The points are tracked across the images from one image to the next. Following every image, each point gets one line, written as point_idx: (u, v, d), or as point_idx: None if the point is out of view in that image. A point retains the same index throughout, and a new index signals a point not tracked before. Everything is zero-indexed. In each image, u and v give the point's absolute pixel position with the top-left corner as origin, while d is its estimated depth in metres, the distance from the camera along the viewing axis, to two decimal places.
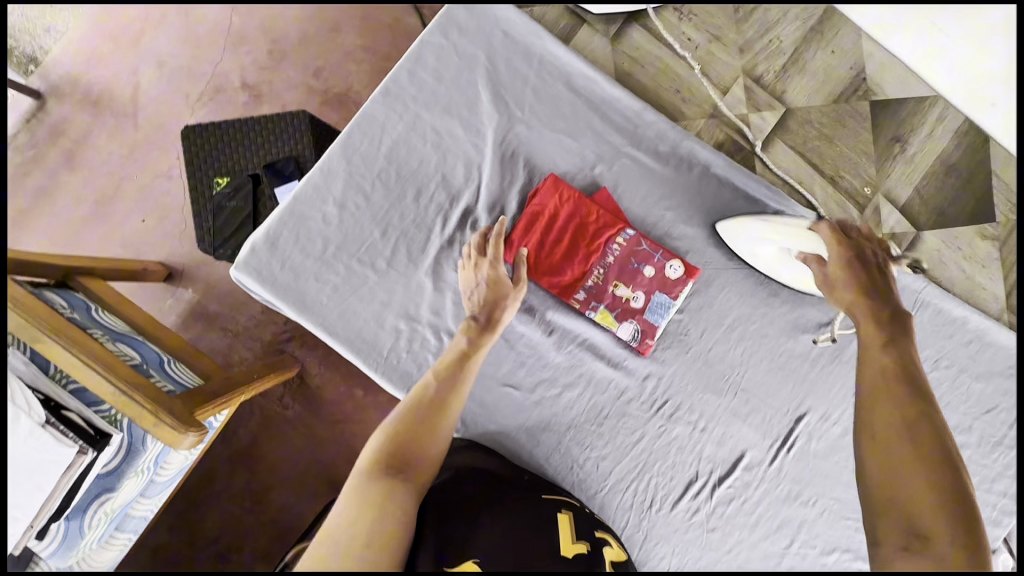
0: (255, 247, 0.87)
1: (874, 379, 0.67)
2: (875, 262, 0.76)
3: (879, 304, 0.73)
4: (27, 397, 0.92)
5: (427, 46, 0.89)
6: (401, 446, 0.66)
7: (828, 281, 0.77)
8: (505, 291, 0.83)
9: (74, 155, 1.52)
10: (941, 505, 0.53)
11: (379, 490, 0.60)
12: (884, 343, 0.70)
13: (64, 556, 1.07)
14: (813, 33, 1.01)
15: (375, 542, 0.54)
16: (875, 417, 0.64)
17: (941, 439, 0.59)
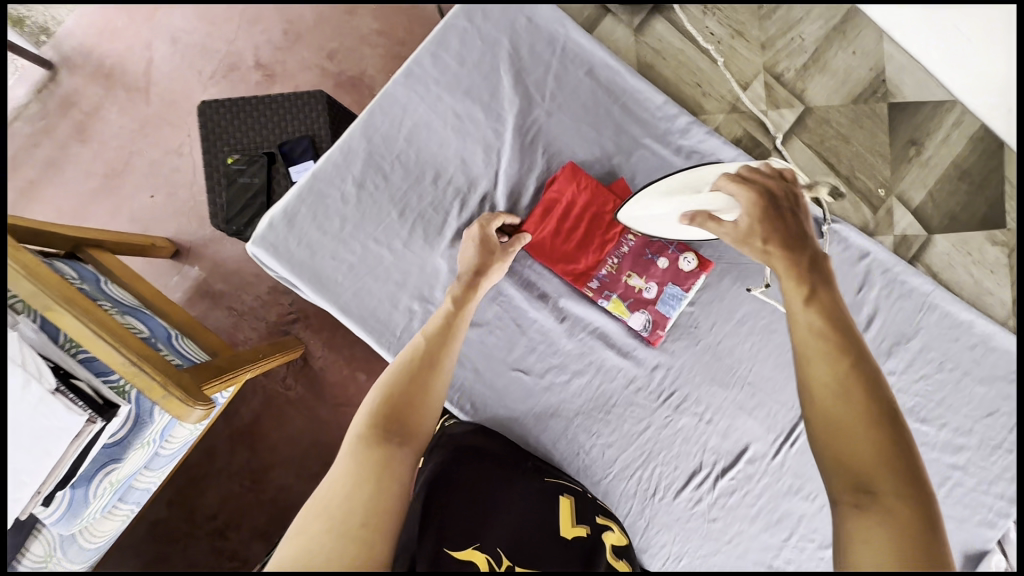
0: (272, 222, 0.86)
1: (805, 326, 0.60)
2: (787, 205, 0.66)
3: (799, 249, 0.64)
4: (37, 364, 0.94)
5: (451, 29, 0.89)
6: (398, 407, 0.64)
7: (743, 235, 0.67)
8: (494, 253, 0.83)
9: (85, 128, 1.52)
10: (896, 461, 0.51)
11: (382, 457, 0.58)
12: (806, 299, 0.62)
13: (69, 524, 1.04)
14: (835, 32, 1.02)
15: (374, 519, 0.52)
16: (813, 357, 0.58)
17: (878, 383, 0.55)
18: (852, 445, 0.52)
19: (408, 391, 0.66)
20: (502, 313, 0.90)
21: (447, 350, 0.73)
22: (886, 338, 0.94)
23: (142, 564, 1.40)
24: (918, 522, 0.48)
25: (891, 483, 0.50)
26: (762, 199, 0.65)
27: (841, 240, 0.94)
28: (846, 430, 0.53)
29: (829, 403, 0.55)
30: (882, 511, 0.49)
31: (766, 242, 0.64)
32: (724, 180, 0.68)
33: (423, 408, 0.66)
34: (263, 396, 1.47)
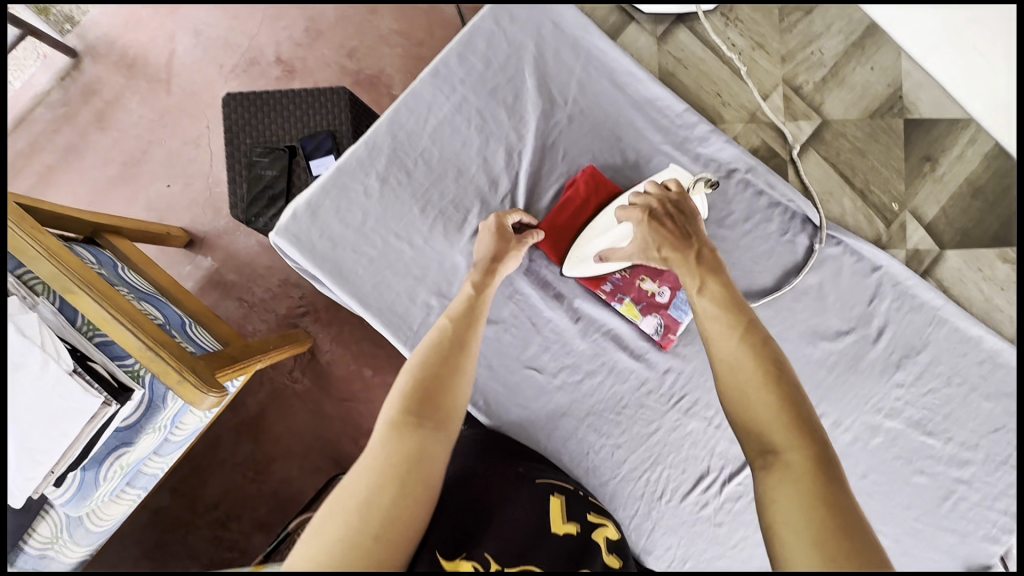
0: (297, 214, 0.88)
1: (708, 320, 0.69)
2: (671, 214, 0.80)
3: (685, 245, 0.77)
4: (56, 346, 0.95)
5: (478, 31, 0.91)
6: (423, 399, 0.67)
7: (645, 250, 0.80)
8: (511, 243, 0.85)
9: (105, 116, 1.54)
10: (794, 419, 0.56)
11: (408, 449, 0.61)
12: (700, 290, 0.72)
13: (77, 506, 1.05)
14: (854, 47, 1.04)
15: (396, 515, 0.56)
16: (719, 339, 0.67)
17: (766, 350, 0.64)
18: (752, 409, 0.58)
19: (431, 393, 0.68)
20: (518, 312, 0.91)
21: (468, 352, 0.75)
22: (895, 351, 0.95)
23: (143, 550, 1.41)
24: (816, 466, 0.52)
25: (783, 433, 0.55)
26: (648, 215, 0.80)
27: (854, 252, 0.95)
28: (744, 397, 0.60)
29: (732, 381, 0.62)
30: (779, 458, 0.54)
31: (659, 248, 0.77)
32: (618, 213, 0.83)
33: (446, 412, 0.67)
34: (270, 387, 1.48)
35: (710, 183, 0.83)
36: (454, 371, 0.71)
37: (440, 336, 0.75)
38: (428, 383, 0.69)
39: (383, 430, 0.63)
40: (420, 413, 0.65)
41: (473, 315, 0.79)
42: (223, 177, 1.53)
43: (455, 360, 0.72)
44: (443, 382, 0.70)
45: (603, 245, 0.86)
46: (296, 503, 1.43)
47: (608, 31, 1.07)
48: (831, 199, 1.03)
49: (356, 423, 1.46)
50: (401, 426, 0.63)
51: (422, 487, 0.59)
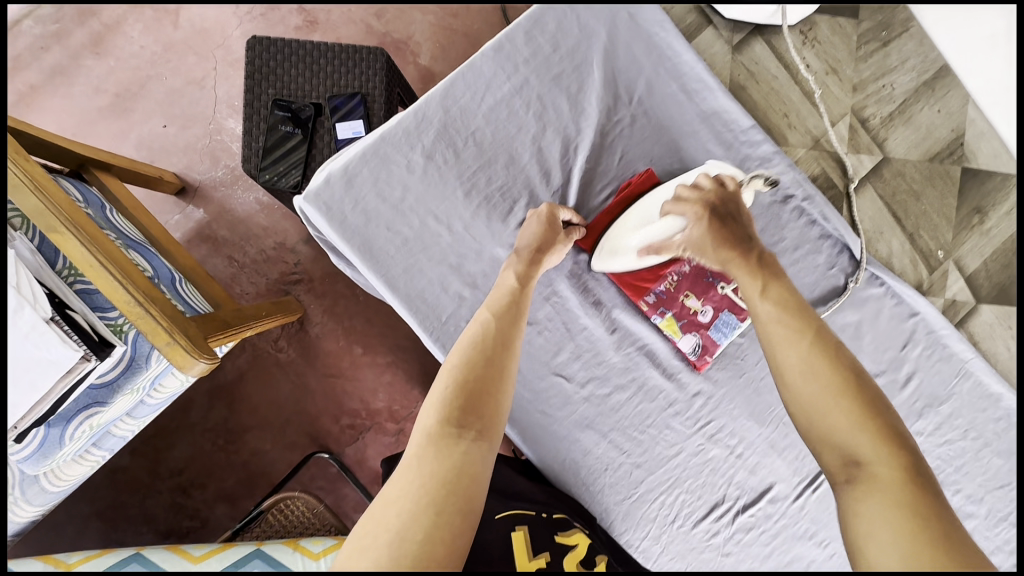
0: (330, 180, 0.81)
1: (769, 325, 0.67)
2: (729, 214, 0.72)
3: (744, 249, 0.72)
4: (32, 289, 0.84)
5: (550, 11, 0.84)
6: (463, 404, 0.64)
7: (699, 248, 0.73)
8: (555, 237, 0.79)
9: (101, 40, 1.40)
10: (878, 428, 0.58)
11: (448, 466, 0.59)
12: (763, 293, 0.69)
13: (37, 464, 0.95)
14: (924, 87, 1.07)
15: (435, 538, 0.54)
16: (782, 339, 0.65)
17: (838, 354, 0.64)
18: (832, 421, 0.59)
19: (470, 401, 0.64)
20: (554, 315, 0.87)
21: (511, 353, 0.70)
22: (919, 399, 0.94)
23: (95, 510, 1.32)
24: (906, 470, 0.55)
25: (869, 446, 0.57)
26: (706, 211, 0.71)
27: (895, 295, 0.93)
28: (820, 407, 0.60)
29: (803, 390, 0.62)
30: (867, 472, 0.56)
31: (717, 249, 0.72)
32: (666, 206, 0.73)
33: (486, 424, 0.64)
34: (251, 354, 1.38)
35: (774, 179, 0.73)
36: (495, 378, 0.67)
37: (480, 335, 0.70)
38: (468, 390, 0.65)
39: (419, 447, 0.61)
40: (458, 426, 0.62)
41: (516, 313, 0.73)
42: (226, 126, 1.41)
43: (497, 363, 0.68)
44: (484, 390, 0.66)
45: (645, 240, 0.75)
46: (266, 478, 1.35)
47: (685, 30, 1.10)
48: (880, 238, 1.07)
49: (339, 403, 1.38)
50: (436, 444, 0.61)
51: (461, 513, 0.57)
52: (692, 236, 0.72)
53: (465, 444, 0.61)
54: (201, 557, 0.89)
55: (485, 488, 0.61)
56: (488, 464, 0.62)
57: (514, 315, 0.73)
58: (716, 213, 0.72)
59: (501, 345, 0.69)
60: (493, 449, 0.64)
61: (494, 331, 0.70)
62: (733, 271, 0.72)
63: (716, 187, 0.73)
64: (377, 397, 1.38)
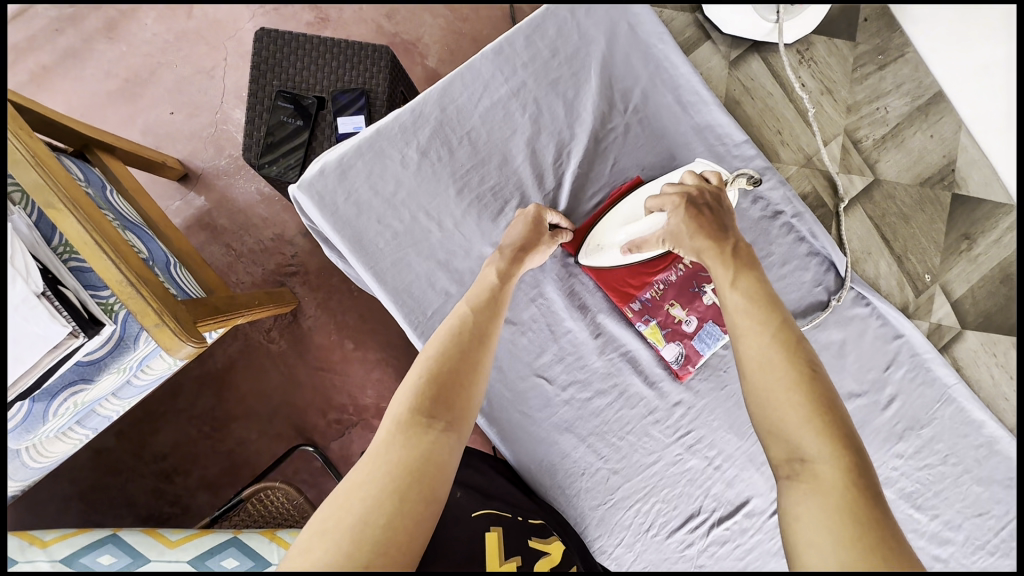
0: (324, 170, 0.82)
1: (737, 314, 0.67)
2: (706, 205, 0.73)
3: (719, 237, 0.71)
4: (27, 262, 0.86)
5: (550, 17, 0.85)
6: (435, 395, 0.65)
7: (676, 237, 0.73)
8: (541, 238, 0.80)
9: (115, 26, 1.43)
10: (828, 428, 0.58)
11: (416, 453, 0.59)
12: (733, 283, 0.69)
13: (19, 438, 0.96)
14: (918, 112, 1.08)
15: (392, 527, 0.54)
16: (746, 329, 0.65)
17: (799, 351, 0.63)
18: (781, 416, 0.60)
19: (442, 393, 0.65)
20: (539, 316, 0.87)
21: (486, 347, 0.70)
22: (900, 422, 0.94)
23: (77, 491, 1.32)
24: (852, 473, 0.55)
25: (815, 443, 0.57)
26: (685, 202, 0.72)
27: (880, 316, 0.94)
28: (772, 401, 0.61)
29: (756, 380, 0.62)
30: (810, 470, 0.56)
31: (694, 238, 0.71)
32: (649, 202, 0.75)
33: (456, 414, 0.65)
34: (242, 343, 1.39)
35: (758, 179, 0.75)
36: (469, 371, 0.68)
37: (457, 329, 0.71)
38: (442, 382, 0.66)
39: (386, 436, 0.61)
40: (429, 416, 0.63)
41: (494, 308, 0.74)
42: (232, 116, 1.43)
43: (472, 357, 0.68)
44: (457, 383, 0.66)
45: (630, 235, 0.78)
46: (248, 467, 1.35)
47: (684, 43, 1.12)
48: (868, 258, 1.08)
49: (326, 397, 1.38)
50: (404, 432, 0.61)
51: (423, 499, 0.57)
52: (675, 226, 0.72)
53: (433, 433, 0.62)
54: (177, 542, 0.93)
55: (451, 479, 0.61)
56: (456, 456, 0.63)
57: (493, 308, 0.74)
58: (699, 205, 0.73)
59: (477, 340, 0.70)
60: (462, 441, 0.64)
61: (471, 326, 0.71)
62: (707, 261, 0.71)
63: (700, 183, 0.76)
64: (365, 393, 1.39)
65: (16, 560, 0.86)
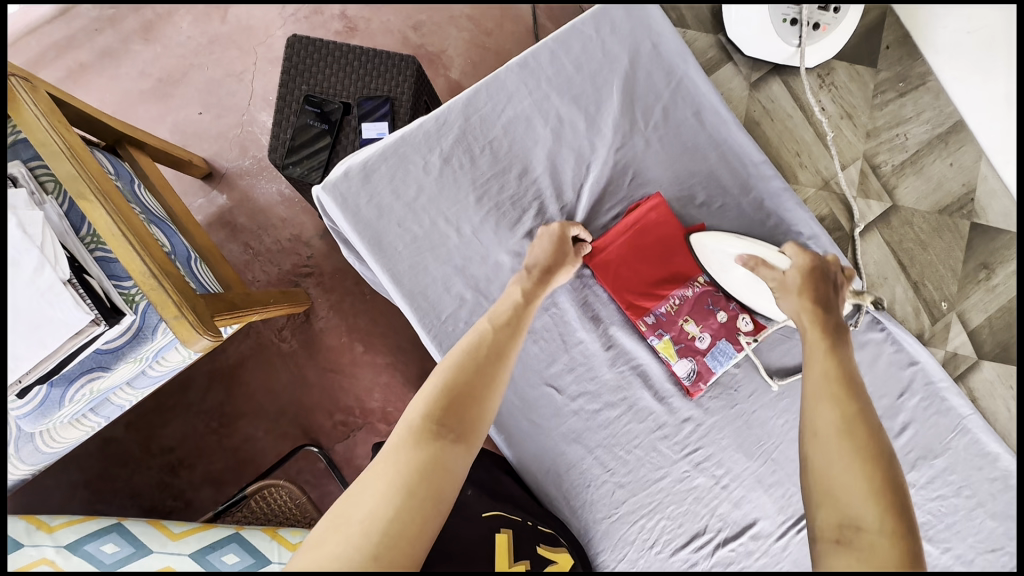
0: (349, 173, 0.84)
1: (819, 380, 0.71)
2: (831, 279, 0.80)
3: (826, 311, 0.76)
4: (55, 250, 0.90)
5: (576, 33, 0.87)
6: (450, 406, 0.66)
7: (785, 285, 0.80)
8: (564, 257, 0.82)
9: (152, 28, 1.48)
10: (884, 503, 0.61)
11: (427, 462, 0.61)
12: (829, 350, 0.73)
13: (35, 423, 0.98)
14: (939, 140, 1.08)
15: (401, 531, 0.56)
16: (826, 396, 0.69)
17: (875, 429, 0.67)
18: (839, 482, 0.63)
19: (456, 405, 0.67)
20: (551, 325, 0.88)
21: (503, 364, 0.72)
22: (912, 450, 0.92)
23: (83, 480, 1.34)
24: (898, 551, 0.58)
25: (873, 516, 0.60)
26: (812, 267, 0.80)
27: (895, 341, 0.93)
28: (833, 468, 0.64)
29: (827, 446, 0.66)
30: (861, 541, 0.59)
31: (802, 293, 0.78)
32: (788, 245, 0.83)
33: (468, 421, 0.66)
34: (254, 340, 1.41)
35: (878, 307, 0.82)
36: (485, 384, 0.69)
37: (477, 344, 0.72)
38: (457, 393, 0.67)
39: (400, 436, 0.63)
40: (441, 426, 0.64)
41: (515, 328, 0.75)
42: (259, 118, 1.47)
43: (488, 373, 0.70)
44: (471, 396, 0.68)
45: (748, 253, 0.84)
46: (253, 465, 1.36)
47: (706, 62, 1.14)
48: (884, 283, 1.08)
49: (334, 399, 1.39)
50: (417, 434, 0.63)
51: (434, 494, 0.59)
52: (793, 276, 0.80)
53: (446, 438, 0.64)
54: (180, 534, 0.96)
55: (456, 489, 0.63)
56: (463, 467, 0.64)
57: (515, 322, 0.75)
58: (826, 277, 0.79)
59: (495, 357, 0.71)
60: (470, 454, 0.65)
61: (492, 343, 0.72)
62: (803, 318, 0.77)
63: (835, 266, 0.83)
64: (372, 397, 1.40)
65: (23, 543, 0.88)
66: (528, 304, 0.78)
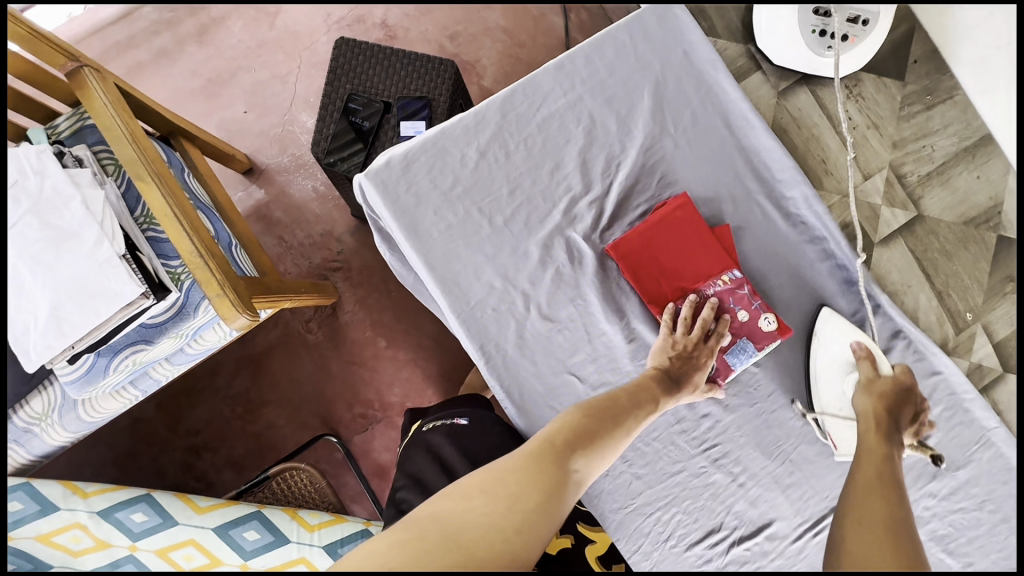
0: (390, 162, 0.89)
1: (859, 484, 0.74)
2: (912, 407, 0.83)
3: (887, 423, 0.79)
4: (113, 227, 0.99)
5: (611, 39, 0.92)
6: (581, 436, 0.71)
7: (868, 386, 0.83)
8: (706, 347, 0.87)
9: (206, 32, 1.58)
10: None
11: (557, 480, 0.66)
12: (884, 458, 0.76)
13: (80, 390, 1.04)
14: (966, 152, 1.08)
15: (520, 530, 0.61)
16: (863, 492, 0.72)
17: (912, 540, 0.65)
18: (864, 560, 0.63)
19: (587, 442, 0.71)
20: (576, 316, 0.91)
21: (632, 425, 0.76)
22: (934, 461, 0.92)
23: (113, 456, 1.40)
24: None
25: None
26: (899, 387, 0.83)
27: (917, 349, 0.93)
28: (861, 551, 0.64)
29: (856, 536, 0.67)
30: None
31: (873, 395, 0.82)
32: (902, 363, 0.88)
33: (591, 468, 0.71)
34: (282, 330, 1.46)
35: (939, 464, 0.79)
36: (616, 435, 0.74)
37: (617, 399, 0.77)
38: (592, 433, 0.72)
39: (536, 446, 0.69)
40: (572, 456, 0.69)
41: (651, 394, 0.80)
42: (299, 118, 1.55)
43: (620, 431, 0.74)
44: (601, 443, 0.72)
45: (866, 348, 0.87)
46: (274, 451, 1.41)
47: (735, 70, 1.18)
48: (907, 291, 1.09)
49: (355, 391, 1.44)
50: (552, 449, 0.69)
51: (551, 514, 0.63)
52: (877, 382, 0.84)
53: (574, 467, 0.68)
54: (205, 509, 1.02)
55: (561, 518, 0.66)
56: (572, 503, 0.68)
57: (649, 391, 0.80)
58: (907, 403, 0.83)
59: (630, 417, 0.76)
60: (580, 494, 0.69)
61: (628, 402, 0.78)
62: (868, 419, 0.80)
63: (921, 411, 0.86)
64: (392, 391, 1.44)
65: (59, 506, 0.93)
66: (658, 374, 0.83)
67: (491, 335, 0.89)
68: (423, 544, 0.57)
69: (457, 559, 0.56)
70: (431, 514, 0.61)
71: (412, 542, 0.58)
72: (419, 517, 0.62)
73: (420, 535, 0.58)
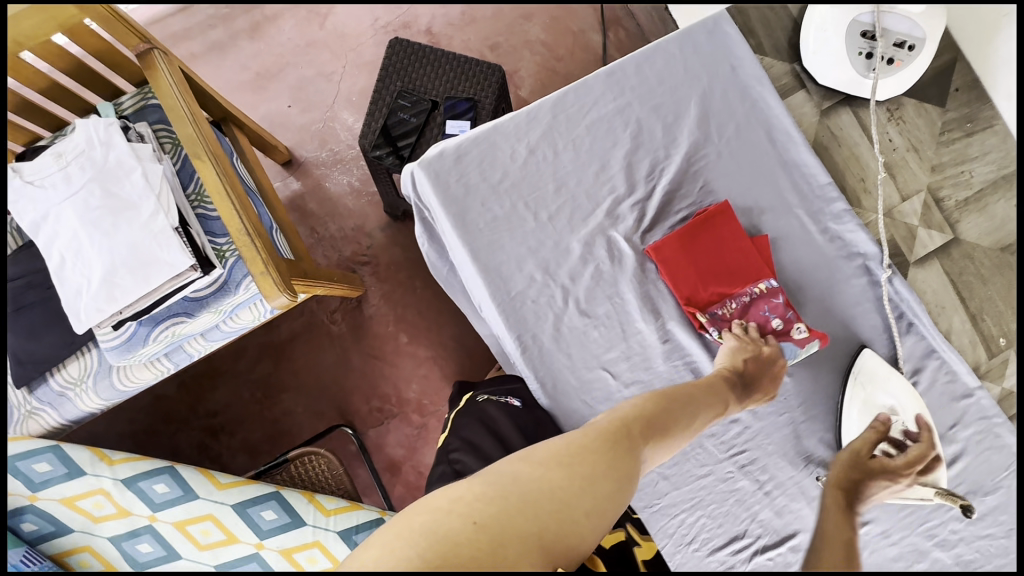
0: (443, 154, 0.92)
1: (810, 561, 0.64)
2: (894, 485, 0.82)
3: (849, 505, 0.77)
4: (168, 201, 1.03)
5: (662, 51, 0.96)
6: (652, 427, 0.72)
7: (856, 462, 0.83)
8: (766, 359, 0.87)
9: (258, 28, 1.65)
10: None
11: (629, 467, 0.66)
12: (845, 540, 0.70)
13: (120, 356, 1.07)
14: (1005, 181, 1.10)
15: (591, 509, 0.62)
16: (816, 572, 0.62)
17: None
18: None
19: (658, 434, 0.71)
20: (613, 314, 0.93)
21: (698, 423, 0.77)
22: (962, 484, 0.92)
23: (131, 432, 1.42)
24: None
25: None
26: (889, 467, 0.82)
27: (949, 370, 0.94)
28: None
29: None
30: None
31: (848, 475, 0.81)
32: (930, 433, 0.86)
33: (655, 456, 0.71)
34: (306, 319, 1.49)
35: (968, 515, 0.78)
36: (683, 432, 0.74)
37: (685, 394, 0.78)
38: (662, 426, 0.72)
39: (612, 429, 0.69)
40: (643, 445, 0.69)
41: (716, 394, 0.80)
42: (340, 116, 1.60)
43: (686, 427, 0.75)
44: (669, 438, 0.73)
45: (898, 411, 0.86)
46: (292, 436, 1.43)
47: (780, 87, 1.21)
48: (941, 313, 1.10)
49: (377, 382, 1.46)
50: (627, 436, 0.69)
51: (620, 499, 0.65)
52: (862, 460, 0.83)
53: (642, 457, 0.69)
54: (225, 485, 1.01)
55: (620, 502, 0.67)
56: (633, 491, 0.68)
57: (717, 394, 0.81)
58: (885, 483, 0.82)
59: (697, 415, 0.77)
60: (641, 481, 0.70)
61: (696, 399, 0.78)
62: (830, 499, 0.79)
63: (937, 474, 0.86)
64: (410, 387, 1.46)
65: (85, 471, 0.95)
66: (724, 374, 0.84)
67: (530, 327, 0.92)
68: (503, 506, 0.58)
69: (534, 530, 0.57)
70: (511, 475, 0.61)
71: (496, 501, 0.58)
72: (498, 474, 0.62)
73: (501, 494, 0.59)
